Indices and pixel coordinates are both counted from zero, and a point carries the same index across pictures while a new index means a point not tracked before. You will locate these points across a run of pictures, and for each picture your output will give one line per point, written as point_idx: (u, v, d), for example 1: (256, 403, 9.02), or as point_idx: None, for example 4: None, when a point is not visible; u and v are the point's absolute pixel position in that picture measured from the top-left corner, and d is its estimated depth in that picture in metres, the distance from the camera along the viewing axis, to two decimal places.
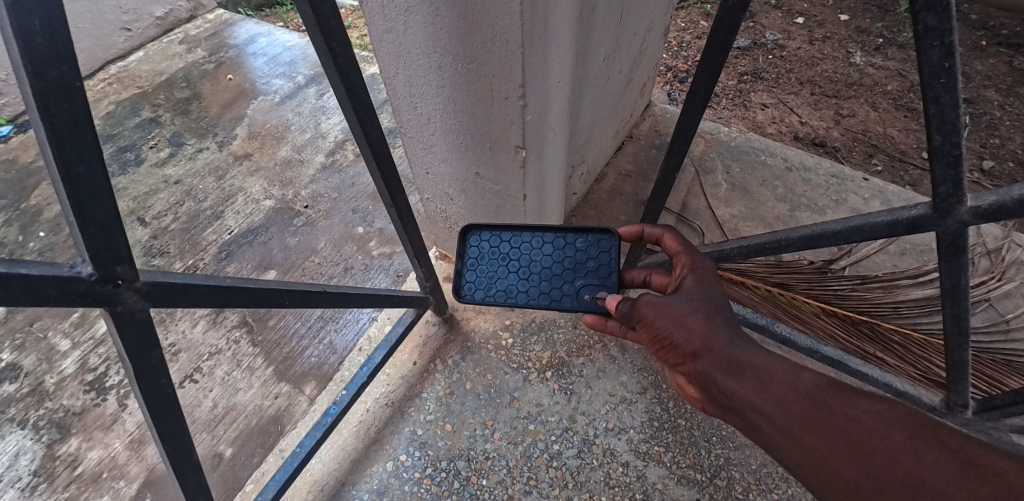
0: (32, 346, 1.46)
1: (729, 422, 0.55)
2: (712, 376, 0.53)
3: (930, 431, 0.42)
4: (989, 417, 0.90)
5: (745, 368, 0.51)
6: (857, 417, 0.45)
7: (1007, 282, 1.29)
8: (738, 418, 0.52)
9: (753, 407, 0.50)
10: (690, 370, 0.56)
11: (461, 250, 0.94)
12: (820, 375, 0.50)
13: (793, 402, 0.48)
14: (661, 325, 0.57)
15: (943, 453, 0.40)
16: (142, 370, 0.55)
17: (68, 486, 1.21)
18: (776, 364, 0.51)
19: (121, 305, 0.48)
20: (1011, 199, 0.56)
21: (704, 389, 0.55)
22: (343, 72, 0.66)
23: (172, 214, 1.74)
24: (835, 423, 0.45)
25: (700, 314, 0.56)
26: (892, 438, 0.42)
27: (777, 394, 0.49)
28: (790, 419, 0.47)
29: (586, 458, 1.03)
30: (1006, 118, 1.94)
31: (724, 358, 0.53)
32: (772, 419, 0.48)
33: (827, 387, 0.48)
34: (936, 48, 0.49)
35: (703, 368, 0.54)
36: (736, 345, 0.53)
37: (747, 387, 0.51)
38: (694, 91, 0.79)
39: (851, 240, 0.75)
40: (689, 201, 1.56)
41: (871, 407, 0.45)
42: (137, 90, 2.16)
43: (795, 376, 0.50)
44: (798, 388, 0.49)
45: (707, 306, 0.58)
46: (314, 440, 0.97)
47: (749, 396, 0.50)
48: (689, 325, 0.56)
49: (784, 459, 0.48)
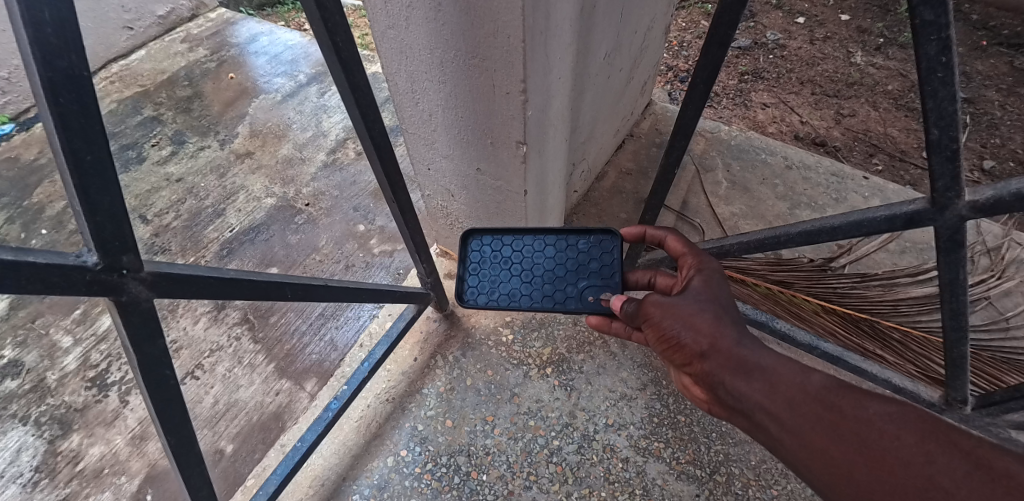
0: (34, 342, 1.46)
1: (735, 423, 0.55)
2: (719, 377, 0.54)
3: (941, 433, 0.43)
4: (987, 413, 0.91)
5: (752, 369, 0.52)
6: (867, 419, 0.45)
7: (1007, 280, 1.29)
8: (745, 419, 0.53)
9: (761, 408, 0.51)
10: (696, 371, 0.57)
11: (462, 255, 0.94)
12: (828, 377, 0.51)
13: (802, 403, 0.48)
14: (667, 324, 0.59)
15: (954, 456, 0.40)
16: (145, 362, 0.55)
17: (69, 481, 1.22)
18: (784, 366, 0.52)
19: (126, 295, 0.49)
20: (1009, 193, 0.56)
21: (710, 389, 0.55)
22: (347, 67, 0.67)
23: (174, 212, 1.75)
24: (845, 424, 0.45)
25: (707, 314, 0.58)
26: (903, 440, 0.43)
27: (786, 395, 0.49)
28: (800, 420, 0.48)
29: (586, 454, 1.03)
30: (1007, 118, 1.95)
31: (731, 358, 0.53)
32: (780, 420, 0.49)
33: (835, 388, 0.49)
34: (933, 42, 0.49)
35: (710, 368, 0.54)
36: (744, 346, 0.54)
37: (755, 388, 0.51)
38: (694, 86, 0.79)
39: (850, 236, 0.75)
40: (690, 199, 1.56)
41: (880, 409, 0.46)
42: (139, 89, 2.17)
43: (804, 377, 0.51)
44: (807, 389, 0.49)
45: (714, 306, 0.59)
46: (315, 434, 0.97)
47: (757, 397, 0.51)
48: (697, 325, 0.57)
49: (792, 460, 0.48)
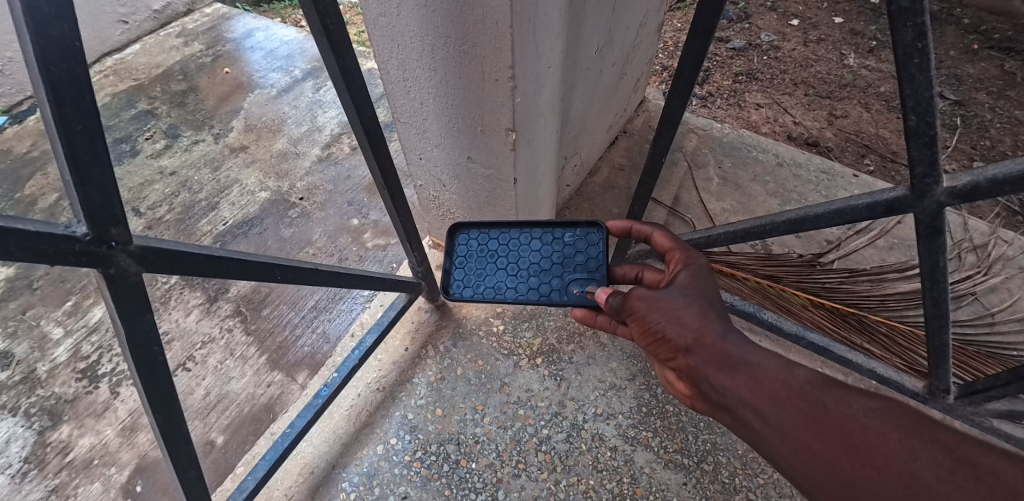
0: (25, 334, 1.45)
1: (719, 419, 0.56)
2: (704, 372, 0.54)
3: (925, 430, 0.43)
4: (970, 402, 0.92)
5: (737, 364, 0.53)
6: (851, 414, 0.46)
7: (993, 277, 1.30)
8: (729, 415, 0.54)
9: (744, 403, 0.51)
10: (682, 365, 0.58)
11: (450, 249, 0.95)
12: (812, 373, 0.51)
13: (786, 398, 0.49)
14: (653, 318, 0.60)
15: (938, 453, 0.41)
16: (133, 335, 0.56)
17: (59, 472, 1.21)
18: (769, 360, 0.53)
19: (114, 268, 0.50)
20: (985, 179, 0.57)
21: (695, 384, 0.56)
22: (337, 50, 0.67)
23: (167, 205, 1.75)
24: (830, 420, 0.46)
25: (692, 308, 0.59)
26: (887, 437, 0.43)
27: (770, 390, 0.50)
28: (785, 415, 0.48)
29: (576, 443, 1.04)
30: (997, 121, 1.97)
31: (716, 352, 0.54)
32: (764, 416, 0.49)
33: (819, 384, 0.50)
34: (909, 28, 0.50)
35: (695, 363, 0.55)
36: (729, 341, 0.55)
37: (739, 383, 0.52)
38: (680, 76, 0.81)
39: (834, 223, 0.78)
40: (681, 194, 1.57)
41: (864, 405, 0.47)
42: (133, 82, 2.17)
43: (789, 372, 0.51)
44: (791, 384, 0.50)
45: (700, 301, 0.60)
46: (305, 421, 0.97)
47: (741, 393, 0.51)
48: (683, 319, 0.58)
49: (774, 456, 0.49)
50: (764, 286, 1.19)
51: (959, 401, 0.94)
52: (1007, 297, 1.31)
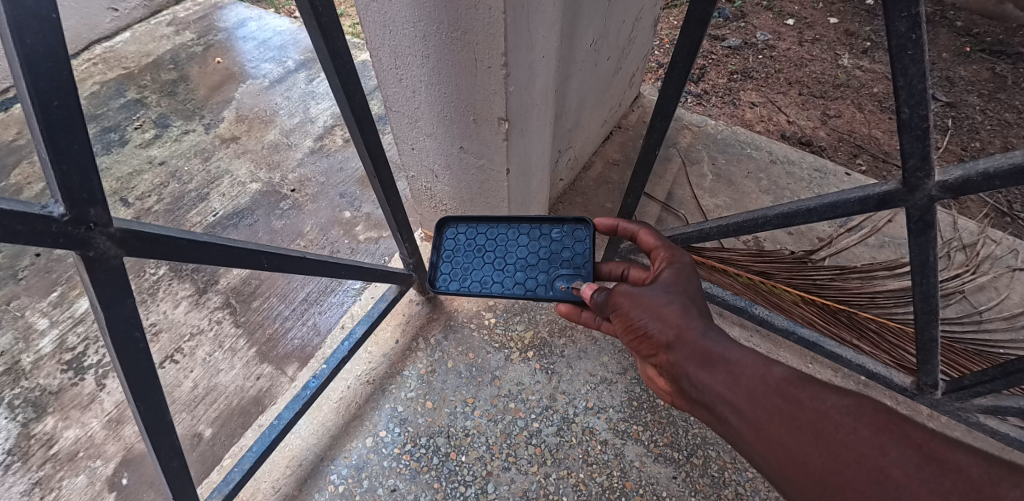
0: (9, 323, 1.43)
1: (698, 415, 0.56)
2: (684, 368, 0.54)
3: (895, 427, 0.43)
4: (957, 397, 0.94)
5: (717, 361, 0.53)
6: (824, 411, 0.46)
7: (981, 275, 1.31)
8: (706, 411, 0.53)
9: (722, 399, 0.51)
10: (663, 362, 0.57)
11: (437, 242, 0.95)
12: (790, 370, 0.51)
13: (762, 394, 0.49)
14: (636, 315, 0.59)
15: (908, 449, 0.41)
16: (114, 320, 0.55)
17: (43, 464, 1.20)
18: (747, 358, 0.52)
19: (93, 250, 0.49)
20: (976, 173, 0.57)
21: (675, 380, 0.56)
22: (326, 32, 0.65)
23: (156, 195, 1.72)
24: (804, 417, 0.46)
25: (675, 306, 0.58)
26: (859, 433, 0.43)
27: (748, 387, 0.50)
28: (761, 413, 0.48)
29: (565, 436, 1.04)
30: (987, 123, 1.99)
31: (696, 349, 0.54)
32: (741, 411, 0.49)
33: (795, 380, 0.49)
34: (903, 19, 0.49)
35: (676, 359, 0.55)
36: (709, 338, 0.55)
37: (718, 380, 0.52)
38: (674, 66, 0.80)
39: (825, 217, 0.78)
40: (675, 190, 1.58)
41: (837, 401, 0.46)
42: (122, 71, 2.13)
43: (766, 369, 0.51)
44: (767, 381, 0.50)
45: (683, 298, 0.60)
46: (292, 412, 0.96)
47: (719, 389, 0.51)
48: (664, 316, 0.57)
49: (750, 452, 0.49)
50: (755, 282, 1.18)
51: (947, 396, 0.95)
52: (994, 297, 1.32)
